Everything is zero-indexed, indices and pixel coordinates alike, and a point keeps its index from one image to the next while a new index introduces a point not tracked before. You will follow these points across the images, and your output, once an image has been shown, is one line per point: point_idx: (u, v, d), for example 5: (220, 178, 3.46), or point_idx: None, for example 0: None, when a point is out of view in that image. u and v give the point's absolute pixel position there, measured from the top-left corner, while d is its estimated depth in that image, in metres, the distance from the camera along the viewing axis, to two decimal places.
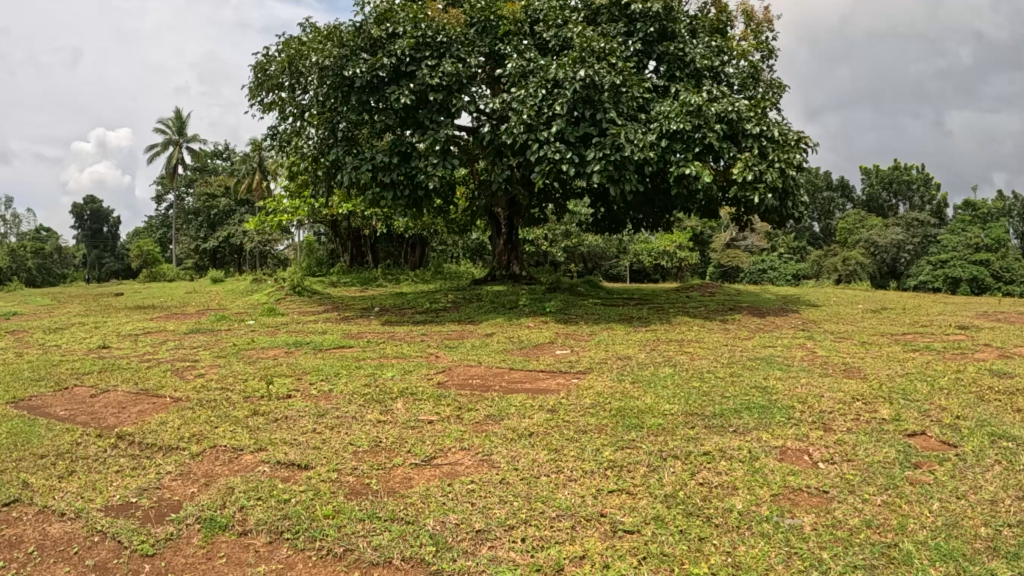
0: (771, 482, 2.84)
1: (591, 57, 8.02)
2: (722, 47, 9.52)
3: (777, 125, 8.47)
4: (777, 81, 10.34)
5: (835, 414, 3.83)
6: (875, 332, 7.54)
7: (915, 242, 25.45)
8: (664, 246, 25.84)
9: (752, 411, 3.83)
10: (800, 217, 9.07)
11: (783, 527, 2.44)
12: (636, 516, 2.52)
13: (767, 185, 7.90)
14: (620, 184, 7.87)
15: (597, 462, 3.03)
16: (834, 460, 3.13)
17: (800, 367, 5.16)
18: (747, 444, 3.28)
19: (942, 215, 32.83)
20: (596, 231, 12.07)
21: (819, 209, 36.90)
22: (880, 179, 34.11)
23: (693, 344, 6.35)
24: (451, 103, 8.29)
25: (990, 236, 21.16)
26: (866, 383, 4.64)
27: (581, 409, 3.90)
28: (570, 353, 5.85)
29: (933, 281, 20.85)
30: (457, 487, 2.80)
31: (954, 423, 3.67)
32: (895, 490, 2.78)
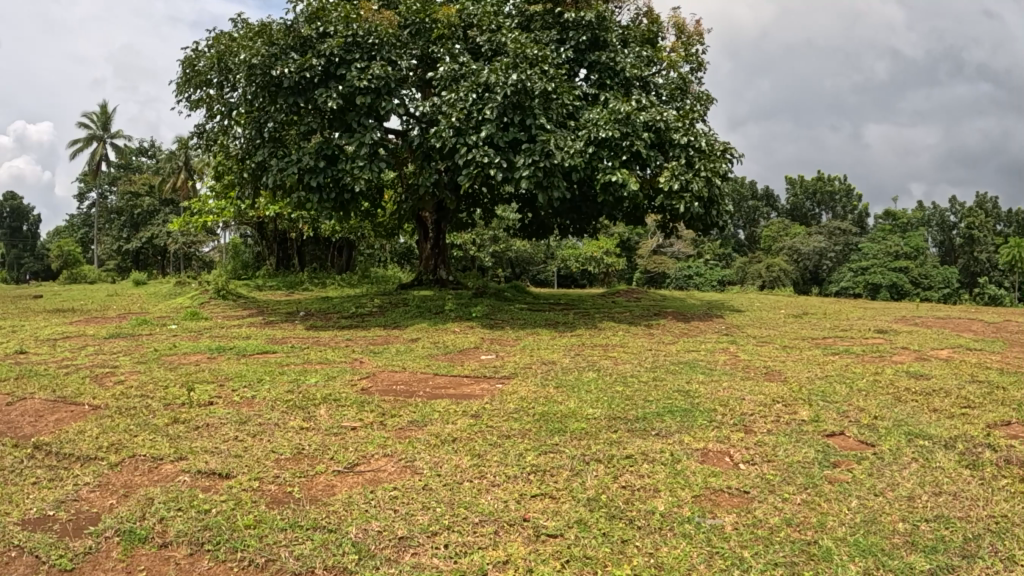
0: (691, 484, 2.87)
1: (524, 63, 8.04)
2: (652, 58, 9.67)
3: (704, 135, 8.61)
4: (704, 92, 10.52)
5: (756, 416, 3.91)
6: (796, 336, 7.75)
7: (836, 249, 26.26)
8: (592, 251, 26.37)
9: (674, 414, 3.87)
10: (724, 226, 9.24)
11: (704, 528, 2.47)
12: (559, 519, 2.52)
13: (693, 194, 8.06)
14: (548, 190, 7.88)
15: (520, 467, 3.02)
16: (754, 461, 3.18)
17: (722, 371, 5.25)
18: (669, 447, 3.31)
19: (862, 224, 33.94)
20: (523, 236, 12.06)
21: (743, 218, 37.72)
22: (804, 189, 35.14)
23: (617, 349, 6.41)
24: (380, 106, 8.21)
25: (910, 245, 22.04)
26: (786, 386, 4.73)
27: (504, 414, 3.89)
28: (494, 358, 5.85)
29: (854, 288, 21.58)
30: (379, 494, 2.76)
31: (872, 423, 3.78)
32: (815, 489, 2.84)
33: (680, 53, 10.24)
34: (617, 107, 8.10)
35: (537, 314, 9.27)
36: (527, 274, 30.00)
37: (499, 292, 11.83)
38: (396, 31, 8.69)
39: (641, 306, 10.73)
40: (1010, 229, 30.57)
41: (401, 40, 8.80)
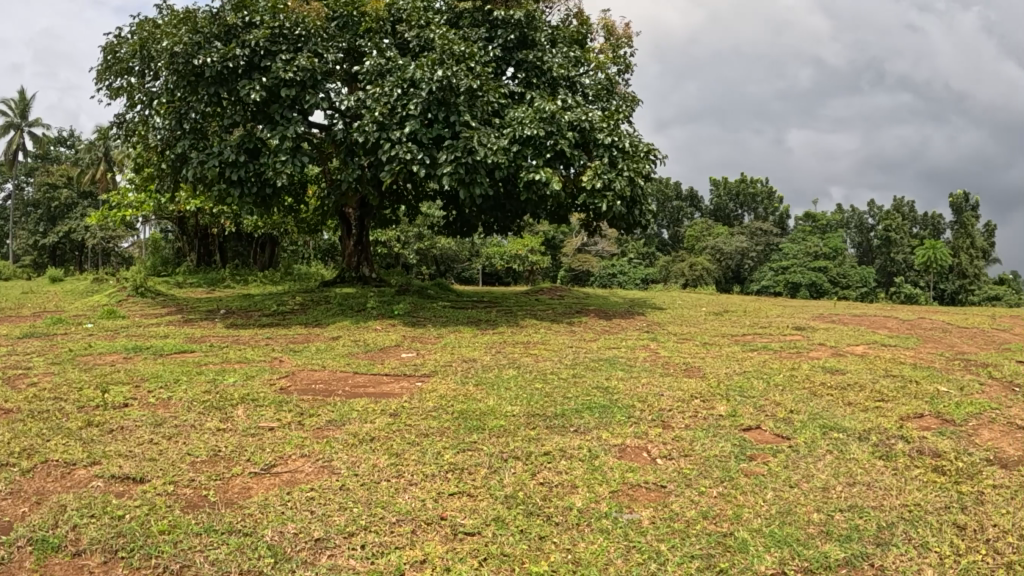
0: (608, 479, 2.90)
1: (450, 60, 7.93)
2: (579, 59, 9.77)
3: (628, 135, 8.74)
4: (631, 94, 10.65)
5: (674, 411, 3.96)
6: (716, 334, 7.86)
7: (758, 250, 27.29)
8: (517, 249, 26.22)
9: (593, 410, 3.90)
10: (646, 226, 9.37)
11: (621, 522, 2.50)
12: (477, 517, 2.51)
13: (615, 194, 8.17)
14: (471, 187, 7.88)
15: (438, 465, 3.01)
16: (672, 455, 3.22)
17: (641, 367, 5.33)
18: (587, 443, 3.33)
19: (783, 226, 34.89)
20: (447, 233, 12.03)
21: (668, 218, 38.30)
22: (727, 190, 35.88)
23: (539, 346, 6.46)
24: (304, 99, 8.11)
25: (828, 245, 23.09)
26: (704, 381, 4.83)
27: (423, 412, 3.87)
28: (416, 357, 5.82)
29: (775, 286, 22.25)
30: (296, 495, 2.71)
31: (787, 417, 3.90)
32: (731, 482, 2.91)
33: (608, 55, 10.37)
34: (542, 107, 8.13)
35: (460, 312, 9.27)
36: (452, 273, 29.86)
37: (423, 289, 11.78)
38: (323, 24, 8.60)
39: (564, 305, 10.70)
40: (924, 232, 31.73)
41: (328, 33, 8.71)
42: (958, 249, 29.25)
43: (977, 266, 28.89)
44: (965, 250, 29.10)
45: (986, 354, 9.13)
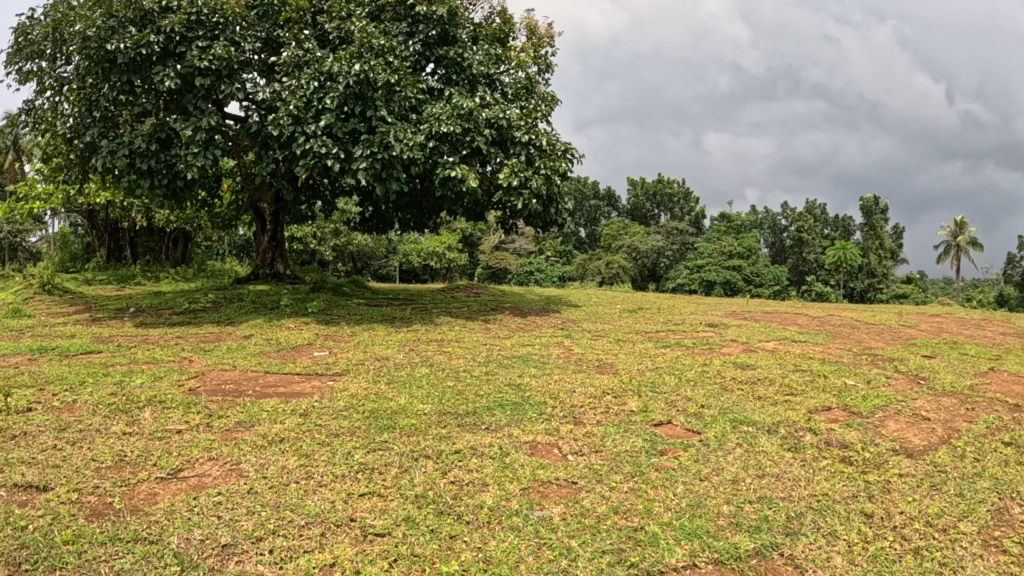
0: (519, 476, 3.02)
1: (368, 53, 7.91)
2: (500, 57, 9.80)
3: (544, 134, 8.82)
4: (550, 94, 10.73)
5: (586, 408, 4.20)
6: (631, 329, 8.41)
7: (673, 248, 27.72)
8: (433, 247, 25.35)
9: (505, 408, 4.07)
10: (562, 224, 9.47)
11: (532, 520, 2.61)
12: (387, 517, 2.56)
13: (531, 191, 8.24)
14: (386, 183, 7.83)
15: (348, 465, 3.03)
16: (582, 452, 3.41)
17: (554, 364, 5.61)
18: (497, 441, 3.46)
19: (698, 225, 35.82)
20: (362, 229, 11.95)
21: (585, 216, 38.67)
22: (644, 190, 36.44)
23: (453, 344, 6.75)
24: (220, 89, 7.94)
25: (743, 245, 24.37)
26: (617, 377, 5.13)
27: (333, 412, 3.89)
28: (328, 356, 5.89)
29: (690, 284, 23.09)
30: (203, 500, 2.66)
31: (698, 412, 4.24)
32: (641, 477, 3.12)
33: (529, 54, 10.43)
34: (460, 103, 8.11)
35: (374, 308, 9.22)
36: (369, 269, 29.49)
37: (337, 286, 11.65)
38: (243, 12, 8.43)
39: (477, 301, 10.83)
40: (835, 233, 32.88)
41: (248, 22, 8.54)
42: (867, 249, 30.43)
43: (885, 266, 30.17)
44: (874, 250, 30.27)
45: (889, 349, 9.56)
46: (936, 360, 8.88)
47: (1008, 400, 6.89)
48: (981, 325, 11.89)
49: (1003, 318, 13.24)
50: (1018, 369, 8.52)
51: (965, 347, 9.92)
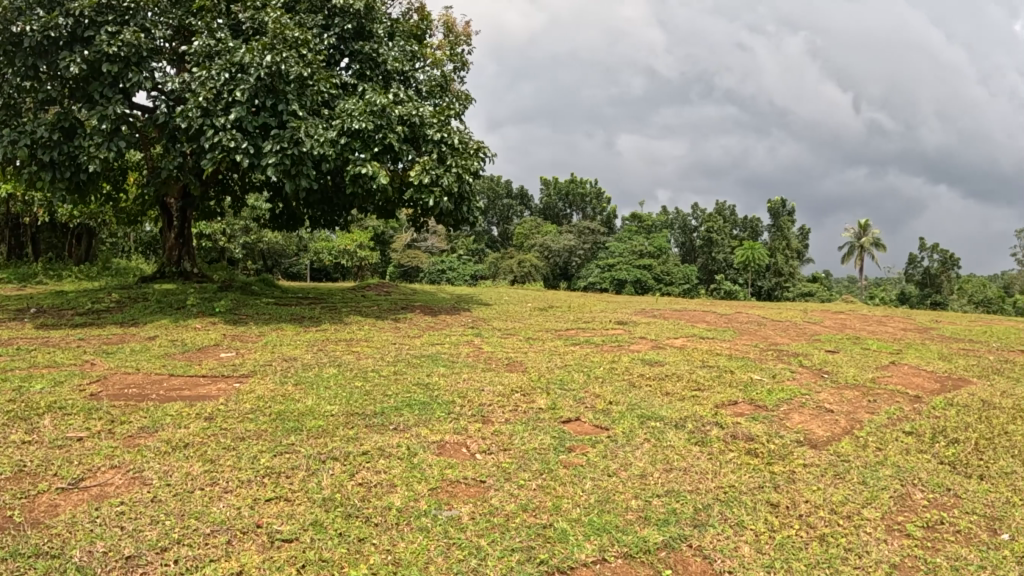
0: (428, 477, 3.21)
1: (281, 44, 7.76)
2: (416, 54, 9.74)
3: (457, 132, 8.82)
4: (464, 93, 10.73)
5: (495, 406, 4.71)
6: (540, 327, 9.31)
7: (584, 247, 28.33)
8: (345, 245, 24.92)
9: (413, 408, 4.40)
10: (474, 223, 9.47)
11: (440, 520, 2.75)
12: (294, 523, 2.58)
13: (442, 189, 8.22)
14: (296, 179, 7.68)
15: (254, 470, 3.06)
16: (489, 450, 3.75)
17: (463, 364, 6.29)
18: (405, 442, 3.68)
19: (610, 225, 36.51)
20: (272, 227, 11.70)
21: (498, 214, 38.82)
22: (557, 190, 36.83)
23: (362, 343, 7.10)
24: (128, 78, 7.66)
25: (654, 245, 25.15)
26: (526, 376, 5.91)
27: (239, 415, 3.95)
28: (235, 356, 5.92)
29: (602, 283, 23.87)
30: (105, 510, 2.57)
31: (607, 408, 4.93)
32: (549, 474, 3.44)
33: (446, 52, 10.41)
34: (372, 99, 8.02)
35: (284, 309, 8.97)
36: (279, 267, 28.94)
37: (246, 286, 11.36)
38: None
39: (389, 301, 10.56)
40: (744, 233, 33.88)
41: (160, 8, 8.27)
42: (774, 249, 31.38)
43: (791, 266, 31.01)
44: (781, 250, 31.29)
45: (795, 344, 9.93)
46: (839, 355, 9.27)
47: (907, 392, 7.23)
48: (883, 321, 12.41)
49: (899, 315, 13.84)
50: (915, 362, 8.95)
51: (866, 342, 10.36)
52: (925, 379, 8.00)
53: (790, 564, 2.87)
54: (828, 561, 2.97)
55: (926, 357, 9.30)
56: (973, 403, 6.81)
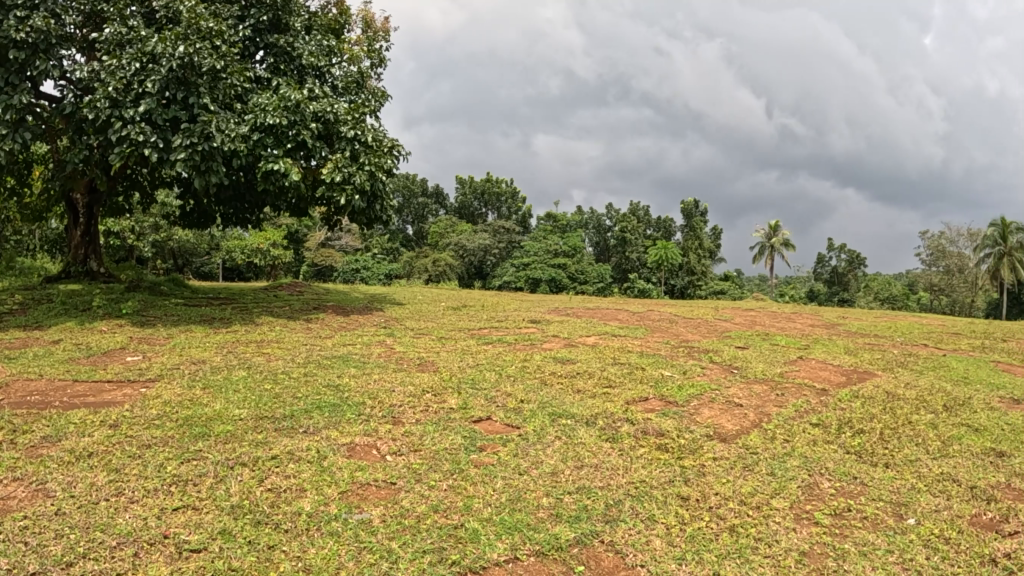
0: (338, 481, 3.64)
1: (195, 35, 7.58)
2: (332, 49, 9.64)
3: (371, 130, 8.78)
4: (381, 90, 10.69)
5: (404, 407, 5.34)
6: (455, 327, 9.38)
7: (499, 246, 28.60)
8: (258, 243, 24.40)
9: (322, 410, 5.03)
10: (387, 221, 9.43)
11: (351, 524, 3.10)
12: (200, 533, 2.88)
13: (355, 187, 8.17)
14: (206, 175, 7.51)
15: (159, 480, 3.37)
16: (399, 451, 4.31)
17: (374, 364, 6.72)
18: (314, 445, 4.22)
19: (525, 224, 36.85)
20: (183, 223, 11.39)
21: (413, 213, 38.61)
22: (472, 189, 36.84)
23: (273, 343, 7.07)
24: (33, 65, 7.35)
25: (568, 244, 25.59)
26: (437, 376, 6.53)
27: (145, 422, 4.27)
28: (143, 360, 5.85)
29: (516, 282, 24.02)
30: (9, 525, 2.79)
31: (517, 407, 5.54)
32: (460, 474, 3.91)
33: (363, 48, 10.35)
34: (287, 95, 7.96)
35: (193, 309, 8.81)
36: (190, 266, 28.22)
37: (155, 286, 11.02)
38: None
39: (301, 301, 10.39)
40: (658, 233, 34.53)
41: None
42: (687, 249, 31.98)
43: (704, 264, 31.94)
44: (694, 249, 32.00)
45: (706, 341, 10.22)
46: (749, 350, 9.59)
47: (815, 386, 7.52)
48: (792, 318, 12.87)
49: (805, 312, 14.35)
50: (822, 357, 9.32)
51: (776, 337, 10.73)
52: (833, 373, 8.33)
53: (701, 555, 3.20)
54: (738, 551, 3.28)
55: (833, 351, 9.70)
56: (876, 395, 7.14)
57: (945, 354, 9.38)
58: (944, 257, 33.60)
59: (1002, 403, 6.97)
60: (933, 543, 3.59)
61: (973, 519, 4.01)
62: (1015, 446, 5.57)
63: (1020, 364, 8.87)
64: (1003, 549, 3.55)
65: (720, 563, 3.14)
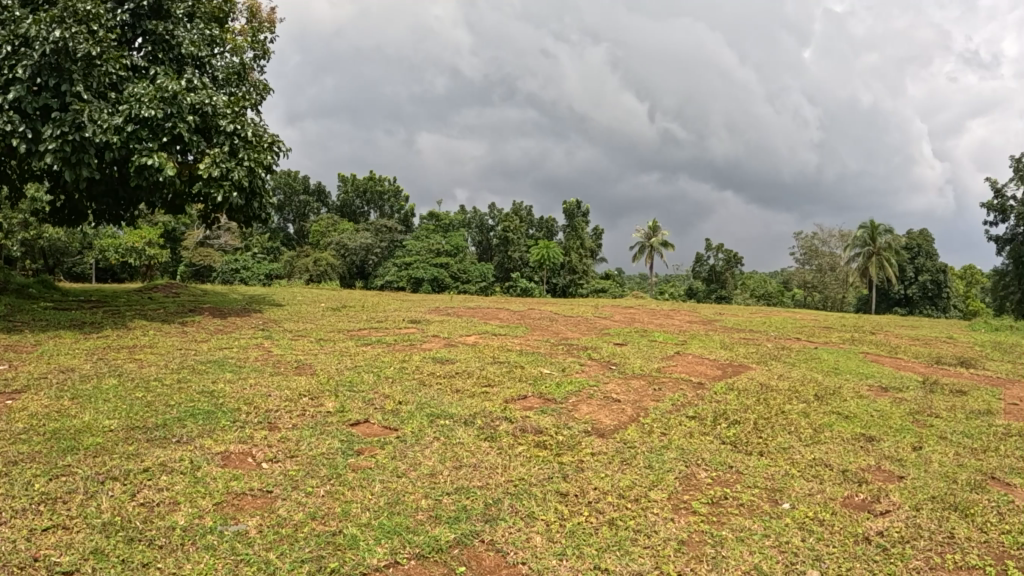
0: (212, 491, 3.60)
1: (71, 18, 7.01)
2: (215, 38, 9.16)
3: (251, 124, 8.41)
4: (262, 83, 10.28)
5: (281, 412, 5.16)
6: (333, 328, 9.12)
7: (381, 246, 28.21)
8: (132, 242, 22.95)
9: (196, 418, 4.80)
10: (266, 219, 9.08)
11: (227, 536, 3.11)
12: (73, 553, 2.86)
13: (232, 184, 7.83)
14: (76, 170, 7.03)
15: (29, 498, 3.31)
16: (276, 458, 4.19)
17: (250, 369, 6.43)
18: (188, 455, 4.08)
19: (408, 224, 36.57)
20: (50, 221, 10.61)
21: (294, 211, 37.56)
22: (355, 187, 36.09)
23: (144, 349, 6.65)
24: None
25: (450, 244, 25.49)
26: (314, 378, 6.34)
27: (11, 436, 4.08)
28: (5, 370, 5.42)
29: (399, 281, 23.65)
30: None
31: (395, 408, 5.46)
32: (338, 479, 3.88)
33: (246, 38, 9.92)
34: (164, 85, 7.51)
35: (60, 312, 8.27)
36: (60, 267, 26.40)
37: (20, 287, 10.23)
38: None
39: (175, 303, 9.87)
40: (539, 233, 34.92)
41: None
42: (569, 249, 32.46)
43: (585, 263, 32.47)
44: (575, 249, 32.57)
45: (586, 338, 10.37)
46: (628, 347, 9.79)
47: (691, 379, 7.80)
48: (670, 315, 13.28)
49: (685, 309, 14.86)
50: (699, 352, 9.64)
51: (654, 334, 11.03)
52: (707, 366, 8.66)
53: (581, 549, 3.24)
54: (618, 543, 3.32)
55: (710, 346, 10.05)
56: (751, 387, 7.43)
57: (816, 347, 9.89)
58: (814, 258, 35.66)
59: (869, 391, 7.40)
60: (808, 525, 3.74)
61: (845, 501, 4.22)
62: (881, 431, 5.91)
63: (885, 355, 9.45)
64: (875, 527, 3.76)
65: (600, 556, 3.18)
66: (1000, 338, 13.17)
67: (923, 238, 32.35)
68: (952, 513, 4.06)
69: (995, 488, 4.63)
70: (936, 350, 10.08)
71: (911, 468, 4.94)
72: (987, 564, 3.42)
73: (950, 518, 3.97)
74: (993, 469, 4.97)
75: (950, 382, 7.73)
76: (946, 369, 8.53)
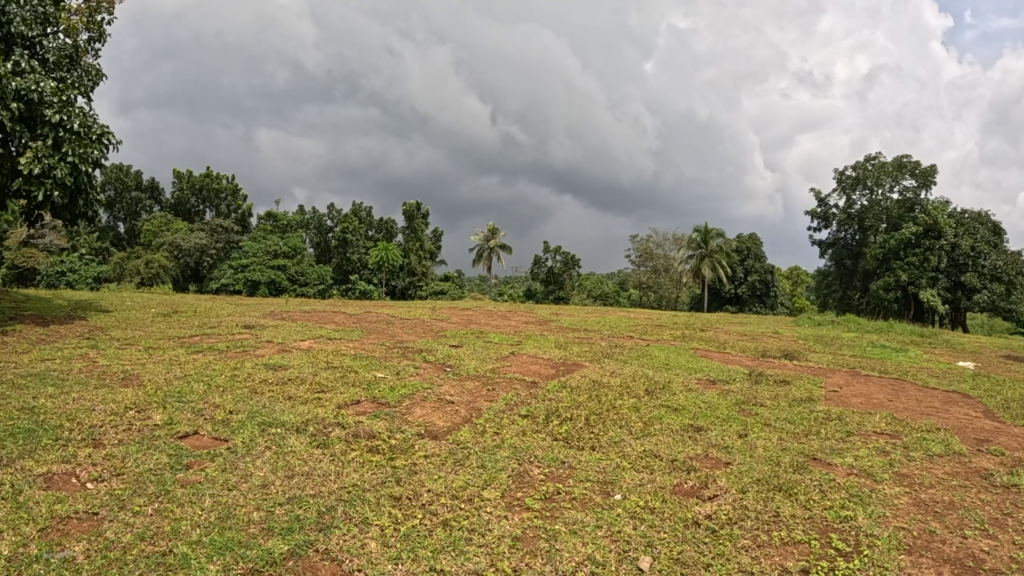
0: (34, 516, 3.30)
1: None
2: (48, 17, 8.37)
3: (81, 114, 7.75)
4: (94, 67, 9.51)
5: (107, 427, 4.80)
6: (162, 335, 8.57)
7: (217, 246, 26.65)
8: None
9: (18, 437, 4.39)
10: (93, 217, 8.42)
11: (54, 564, 2.87)
12: None
13: (55, 181, 7.26)
14: None
15: None
16: (101, 477, 3.89)
17: (75, 381, 5.95)
18: (11, 478, 3.73)
19: (246, 223, 34.82)
20: None
21: (125, 210, 34.82)
22: (190, 184, 33.91)
23: None
24: None
25: (288, 245, 24.56)
26: (141, 390, 5.91)
27: None
28: None
29: (234, 284, 22.60)
30: None
31: (226, 419, 5.22)
32: (167, 496, 3.67)
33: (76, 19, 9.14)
34: None
35: None
36: None
37: None
38: None
39: None
40: (378, 235, 34.30)
41: None
42: (409, 249, 32.40)
43: (423, 266, 32.62)
44: (414, 251, 32.44)
45: (422, 341, 10.35)
46: (464, 348, 9.86)
47: (525, 378, 7.98)
48: (507, 315, 13.57)
49: (520, 308, 15.27)
50: (534, 351, 9.89)
51: (491, 335, 11.20)
52: (541, 365, 8.92)
53: (416, 552, 3.24)
54: (452, 544, 3.35)
55: (545, 345, 10.33)
56: (583, 384, 7.71)
57: (649, 344, 10.43)
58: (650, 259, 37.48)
59: (698, 384, 7.93)
60: (638, 514, 3.94)
61: (675, 488, 4.49)
62: (708, 422, 6.33)
63: (712, 349, 10.15)
64: (703, 511, 4.03)
65: (436, 557, 3.20)
66: (814, 331, 14.49)
67: (753, 241, 34.91)
68: (775, 493, 4.43)
69: (817, 468, 5.09)
70: (759, 344, 10.94)
71: (737, 454, 5.33)
72: (811, 538, 3.76)
73: (775, 498, 4.33)
74: (814, 450, 5.46)
75: (774, 373, 8.41)
76: (770, 361, 9.29)
